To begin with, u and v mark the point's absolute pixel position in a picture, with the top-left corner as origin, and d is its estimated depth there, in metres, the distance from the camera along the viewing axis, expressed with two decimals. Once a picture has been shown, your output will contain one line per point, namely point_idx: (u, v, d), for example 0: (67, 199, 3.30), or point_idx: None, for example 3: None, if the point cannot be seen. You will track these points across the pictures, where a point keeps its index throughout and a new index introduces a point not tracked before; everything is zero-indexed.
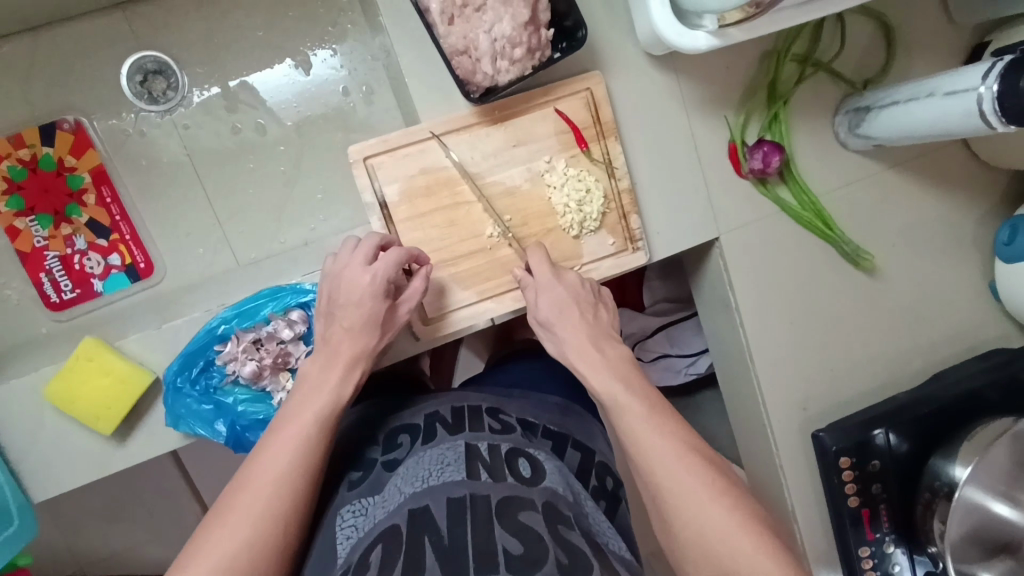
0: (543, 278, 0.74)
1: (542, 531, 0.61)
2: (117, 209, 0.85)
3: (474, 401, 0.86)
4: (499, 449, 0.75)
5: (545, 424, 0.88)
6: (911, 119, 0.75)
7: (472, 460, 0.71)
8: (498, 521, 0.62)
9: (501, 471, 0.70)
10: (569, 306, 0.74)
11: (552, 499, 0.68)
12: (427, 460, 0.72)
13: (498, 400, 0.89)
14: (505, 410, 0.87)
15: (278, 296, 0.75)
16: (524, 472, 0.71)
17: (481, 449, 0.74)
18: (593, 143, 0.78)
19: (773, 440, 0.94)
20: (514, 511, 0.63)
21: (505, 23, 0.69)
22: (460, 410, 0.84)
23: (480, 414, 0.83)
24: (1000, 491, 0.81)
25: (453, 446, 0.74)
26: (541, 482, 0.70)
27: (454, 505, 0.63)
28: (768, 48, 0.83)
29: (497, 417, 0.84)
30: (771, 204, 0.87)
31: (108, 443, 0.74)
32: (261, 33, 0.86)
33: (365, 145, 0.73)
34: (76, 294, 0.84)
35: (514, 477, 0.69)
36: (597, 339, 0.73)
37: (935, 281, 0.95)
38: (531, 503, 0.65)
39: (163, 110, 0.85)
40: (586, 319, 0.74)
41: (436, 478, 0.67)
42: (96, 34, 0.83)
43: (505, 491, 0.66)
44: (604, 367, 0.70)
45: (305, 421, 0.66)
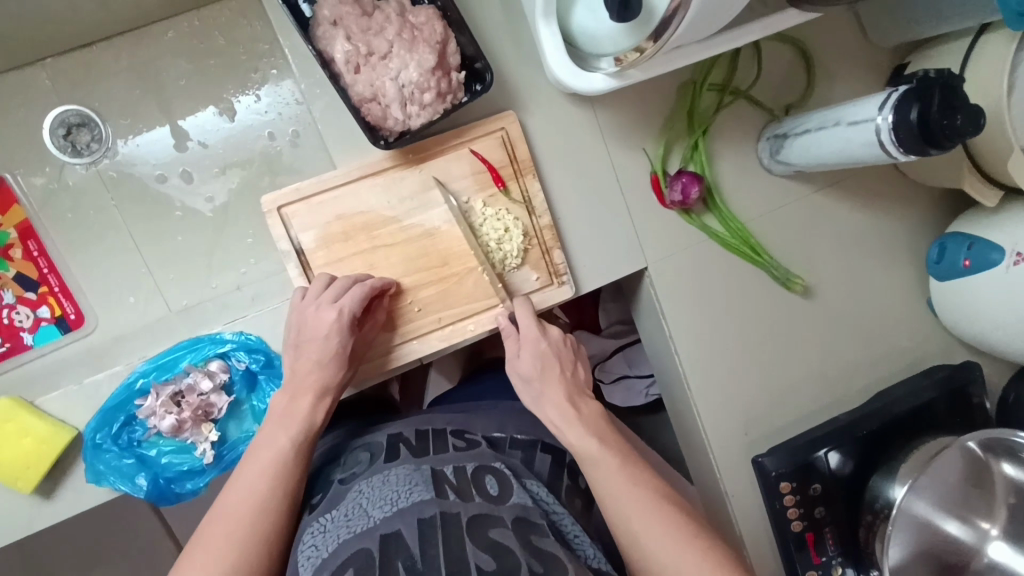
0: (524, 330, 0.76)
1: (514, 545, 0.61)
2: (44, 262, 0.85)
3: (438, 424, 0.86)
4: (465, 469, 0.74)
5: (514, 434, 0.88)
6: (823, 147, 0.75)
7: (438, 481, 0.69)
8: (469, 537, 0.61)
9: (468, 491, 0.69)
10: (551, 362, 0.77)
11: (523, 513, 0.67)
12: (392, 479, 0.70)
13: (462, 419, 0.89)
14: (471, 430, 0.87)
15: (197, 346, 0.74)
16: (493, 490, 0.71)
17: (447, 472, 0.73)
18: (510, 182, 0.79)
19: (715, 465, 0.94)
20: (486, 528, 0.63)
21: (410, 69, 0.70)
22: (425, 432, 0.83)
23: (445, 435, 0.83)
24: (951, 510, 0.83)
25: (419, 468, 0.72)
26: (511, 498, 0.70)
27: (425, 526, 0.61)
28: (686, 78, 0.84)
29: (461, 437, 0.83)
30: (698, 231, 0.87)
31: (31, 502, 0.73)
32: (184, 82, 0.86)
33: (278, 195, 0.74)
34: (5, 349, 0.84)
35: (482, 495, 0.69)
36: (574, 396, 0.77)
37: (871, 299, 0.95)
38: (501, 520, 0.65)
39: (87, 163, 0.86)
40: (565, 376, 0.77)
41: (404, 498, 0.65)
42: (17, 90, 0.83)
43: (475, 509, 0.65)
44: (580, 422, 0.74)
45: (275, 448, 0.68)
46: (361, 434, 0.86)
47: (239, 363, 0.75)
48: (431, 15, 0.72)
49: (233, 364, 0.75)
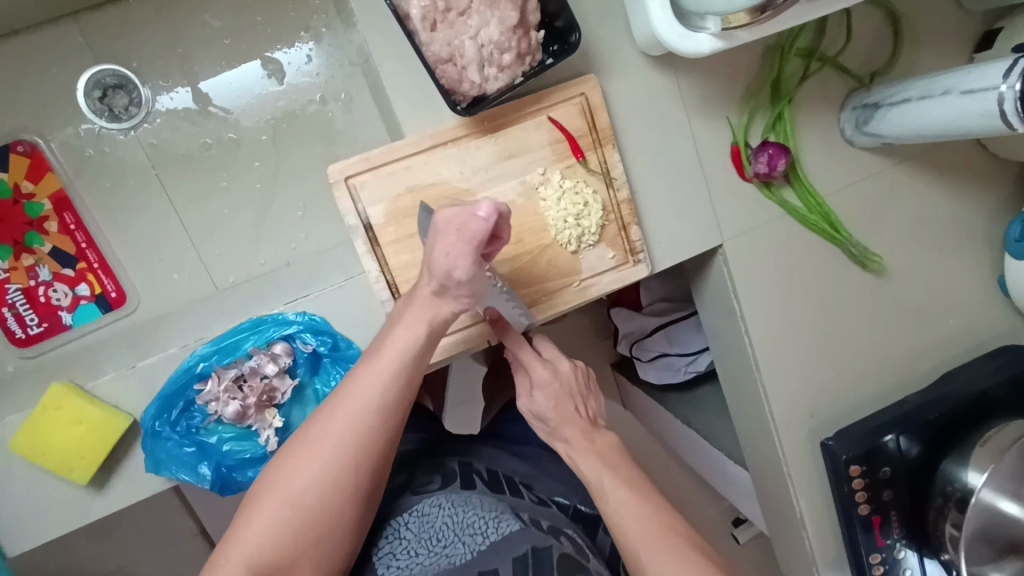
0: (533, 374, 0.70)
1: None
2: (82, 236, 0.79)
3: (507, 473, 0.83)
4: (540, 516, 0.70)
5: (577, 503, 0.84)
6: (924, 118, 0.71)
7: (523, 517, 0.66)
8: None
9: (552, 536, 0.66)
10: (563, 399, 0.70)
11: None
12: (475, 502, 0.67)
13: (529, 473, 0.86)
14: (536, 486, 0.83)
15: (260, 328, 0.70)
16: (569, 543, 0.67)
17: (525, 513, 0.70)
18: (589, 152, 0.74)
19: (780, 448, 0.91)
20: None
21: (492, 28, 0.64)
22: (496, 476, 0.79)
23: (517, 485, 0.80)
24: (1010, 490, 0.77)
25: (498, 502, 0.69)
26: (590, 559, 0.64)
27: (523, 565, 0.58)
28: (771, 43, 0.78)
29: (531, 491, 0.80)
30: (776, 207, 0.83)
31: (84, 493, 0.69)
32: (229, 40, 0.80)
33: (346, 164, 0.69)
34: (43, 328, 0.79)
35: (565, 544, 0.65)
36: (588, 435, 0.70)
37: (944, 279, 0.91)
38: (591, 573, 0.61)
39: (126, 128, 0.80)
40: (570, 409, 0.71)
41: (493, 530, 0.62)
42: (47, 46, 0.76)
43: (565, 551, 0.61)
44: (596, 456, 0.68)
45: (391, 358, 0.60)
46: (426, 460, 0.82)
47: (305, 345, 0.70)
48: None
49: (297, 347, 0.71)
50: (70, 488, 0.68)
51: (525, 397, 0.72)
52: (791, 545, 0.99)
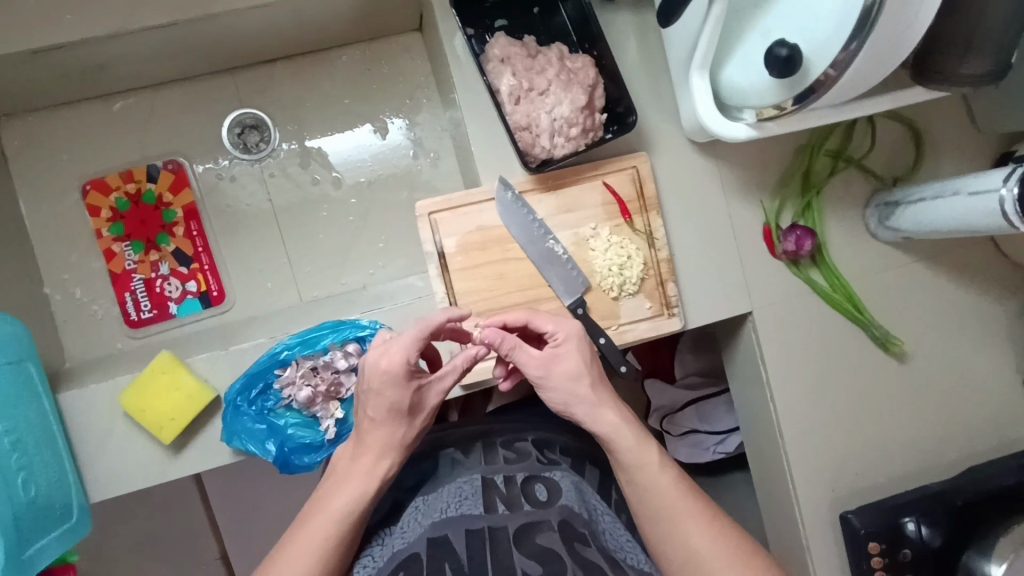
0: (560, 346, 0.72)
1: (559, 549, 0.66)
2: (201, 242, 0.94)
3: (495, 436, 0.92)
4: (515, 479, 0.79)
5: (566, 444, 0.93)
6: (939, 214, 0.80)
7: (488, 493, 0.76)
8: (517, 546, 0.66)
9: (517, 500, 0.74)
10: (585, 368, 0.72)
11: (569, 516, 0.72)
12: (447, 490, 0.77)
13: (512, 431, 0.93)
14: (521, 438, 0.92)
15: (339, 328, 0.81)
16: (541, 496, 0.76)
17: (498, 481, 0.79)
18: (636, 215, 0.85)
19: (799, 517, 0.93)
20: (533, 534, 0.68)
21: (564, 106, 0.79)
22: (478, 447, 0.89)
23: (494, 447, 0.88)
24: None
25: (470, 480, 0.79)
26: (559, 501, 0.75)
27: (473, 537, 0.68)
28: (803, 142, 0.90)
29: (510, 448, 0.88)
30: (804, 284, 0.91)
31: (164, 454, 0.79)
32: (346, 100, 0.98)
33: (430, 203, 0.82)
34: (153, 314, 0.93)
35: (531, 503, 0.74)
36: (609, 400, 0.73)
37: (968, 373, 0.96)
38: (549, 523, 0.70)
39: (254, 159, 0.96)
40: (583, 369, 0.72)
41: (454, 509, 0.73)
42: (207, 91, 0.95)
43: (521, 518, 0.70)
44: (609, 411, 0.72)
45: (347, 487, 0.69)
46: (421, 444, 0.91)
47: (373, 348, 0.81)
48: (587, 61, 0.81)
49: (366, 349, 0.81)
50: (153, 448, 0.78)
51: (544, 369, 0.71)
52: None
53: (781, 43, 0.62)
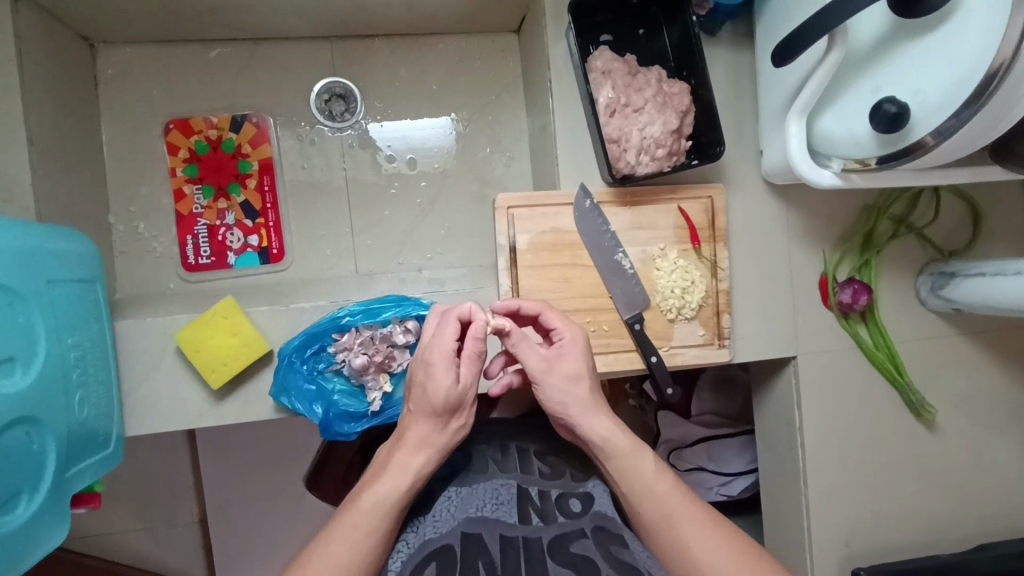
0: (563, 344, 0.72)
1: (593, 560, 0.65)
2: (270, 198, 0.95)
3: (526, 442, 0.88)
4: (549, 492, 0.76)
5: None
6: (998, 292, 0.82)
7: (522, 502, 0.73)
8: (551, 555, 0.65)
9: (551, 513, 0.72)
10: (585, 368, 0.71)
11: (603, 524, 0.70)
12: (480, 489, 0.75)
13: (546, 443, 0.88)
14: (556, 453, 0.86)
15: (403, 304, 0.81)
16: (575, 508, 0.73)
17: (532, 492, 0.76)
18: (704, 243, 0.87)
19: (811, 568, 0.94)
20: (568, 544, 0.67)
21: (656, 126, 0.81)
22: (510, 449, 0.85)
23: (529, 456, 0.84)
24: None
25: (505, 484, 0.76)
26: (593, 510, 0.73)
27: (507, 545, 0.66)
28: (869, 202, 0.93)
29: (545, 461, 0.83)
30: (850, 338, 0.93)
31: (208, 398, 0.78)
32: (435, 87, 1.00)
33: (511, 197, 0.83)
34: (211, 261, 0.93)
35: (565, 515, 0.71)
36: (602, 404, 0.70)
37: (992, 453, 0.97)
38: (582, 532, 0.69)
39: (336, 128, 0.97)
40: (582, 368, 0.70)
41: (488, 511, 0.70)
42: (303, 54, 0.97)
43: (555, 530, 0.68)
44: (598, 416, 0.69)
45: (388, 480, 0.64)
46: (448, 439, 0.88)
47: None
48: (684, 87, 0.83)
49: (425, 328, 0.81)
50: (199, 391, 0.78)
51: (545, 365, 0.69)
52: None
53: (891, 99, 0.65)
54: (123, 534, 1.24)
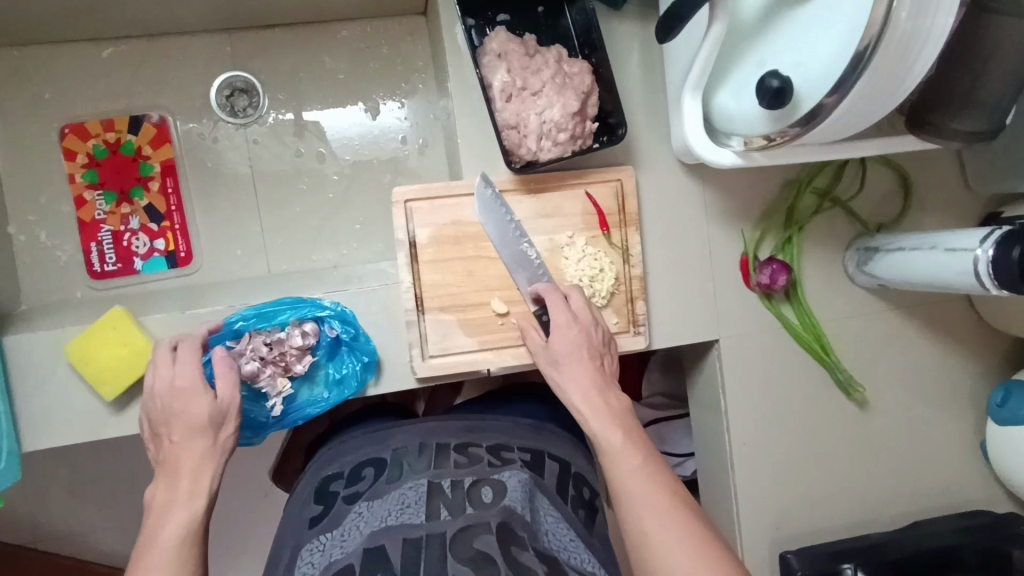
0: (560, 319, 0.73)
1: (494, 559, 0.63)
2: (175, 199, 0.94)
3: (443, 436, 0.86)
4: (461, 483, 0.75)
5: (517, 443, 0.88)
6: (914, 267, 0.79)
7: (431, 499, 0.72)
8: (451, 553, 0.64)
9: (459, 506, 0.71)
10: (581, 347, 0.72)
11: (509, 519, 0.68)
12: (390, 498, 0.74)
13: (471, 430, 0.88)
14: (478, 440, 0.86)
15: (299, 306, 0.80)
16: (486, 498, 0.72)
17: (444, 486, 0.75)
18: (614, 228, 0.85)
19: (741, 552, 0.93)
20: (469, 540, 0.65)
21: (555, 109, 0.77)
22: (428, 447, 0.84)
23: (449, 449, 0.84)
24: None
25: (415, 485, 0.76)
26: (502, 503, 0.71)
27: (409, 546, 0.65)
28: (792, 177, 0.90)
29: (464, 452, 0.83)
30: (774, 318, 0.91)
31: (107, 409, 0.77)
32: (341, 76, 0.97)
33: (408, 189, 0.81)
34: (117, 268, 0.91)
35: (473, 507, 0.71)
36: (601, 386, 0.70)
37: (925, 430, 0.95)
38: (488, 527, 0.67)
39: (239, 124, 0.96)
40: (595, 365, 0.72)
41: (394, 516, 0.69)
42: (202, 48, 0.94)
43: (460, 523, 0.67)
44: (607, 414, 0.67)
45: (180, 516, 0.61)
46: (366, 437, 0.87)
47: (330, 330, 0.80)
48: (585, 68, 0.80)
49: (324, 329, 0.80)
50: (95, 402, 0.77)
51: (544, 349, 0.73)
52: None
53: (774, 74, 0.62)
54: (74, 539, 1.25)
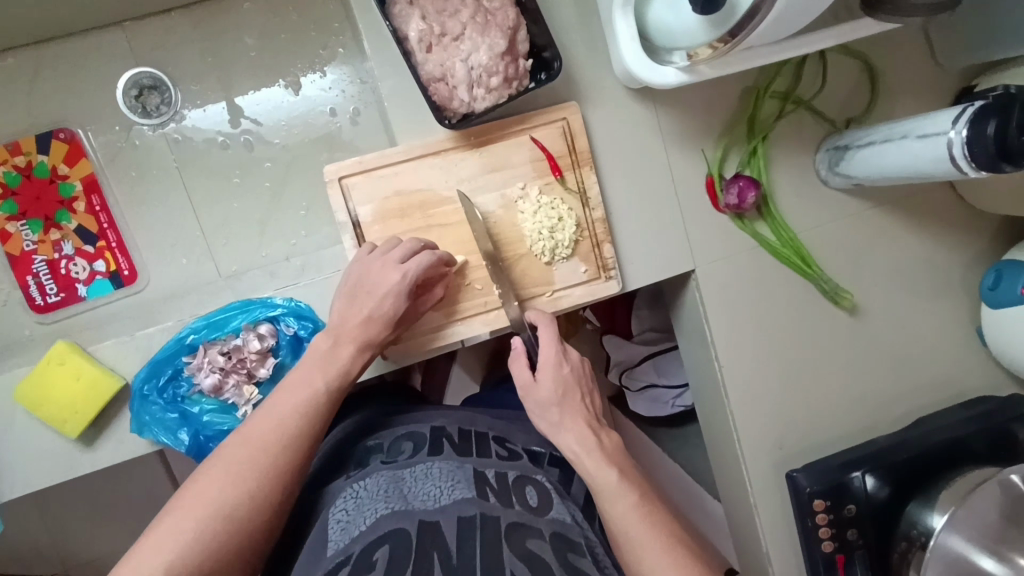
0: (547, 357, 0.72)
1: (550, 559, 0.60)
2: (105, 217, 0.88)
3: (481, 427, 0.84)
4: (506, 475, 0.73)
5: (552, 451, 0.85)
6: (887, 161, 0.74)
7: (480, 482, 0.69)
8: (506, 543, 0.60)
9: (509, 497, 0.68)
10: (569, 389, 0.73)
11: (561, 529, 0.66)
12: (435, 471, 0.70)
13: (503, 427, 0.86)
14: (512, 439, 0.85)
15: (249, 308, 0.77)
16: (532, 500, 0.69)
17: (489, 474, 0.72)
18: (567, 171, 0.80)
19: (748, 477, 0.92)
20: (522, 537, 0.62)
21: (481, 53, 0.71)
22: (467, 433, 0.81)
23: (487, 439, 0.81)
24: (986, 544, 0.74)
25: (461, 466, 0.72)
26: (550, 512, 0.68)
27: (465, 527, 0.61)
28: (749, 84, 0.84)
29: (503, 446, 0.81)
30: (749, 238, 0.87)
31: (75, 446, 0.75)
32: (254, 54, 0.92)
33: (341, 166, 0.76)
34: (60, 298, 0.86)
35: (523, 505, 0.68)
36: (594, 428, 0.72)
37: (919, 324, 0.92)
38: (539, 532, 0.64)
39: (154, 124, 0.91)
40: (586, 404, 0.73)
41: (447, 494, 0.65)
42: (100, 49, 0.89)
43: (513, 516, 0.65)
44: (601, 455, 0.70)
45: (220, 489, 0.63)
46: (392, 422, 0.84)
47: (287, 328, 0.76)
48: (505, 1, 0.73)
49: (281, 329, 0.77)
50: (59, 440, 0.74)
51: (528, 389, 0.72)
52: None
53: None
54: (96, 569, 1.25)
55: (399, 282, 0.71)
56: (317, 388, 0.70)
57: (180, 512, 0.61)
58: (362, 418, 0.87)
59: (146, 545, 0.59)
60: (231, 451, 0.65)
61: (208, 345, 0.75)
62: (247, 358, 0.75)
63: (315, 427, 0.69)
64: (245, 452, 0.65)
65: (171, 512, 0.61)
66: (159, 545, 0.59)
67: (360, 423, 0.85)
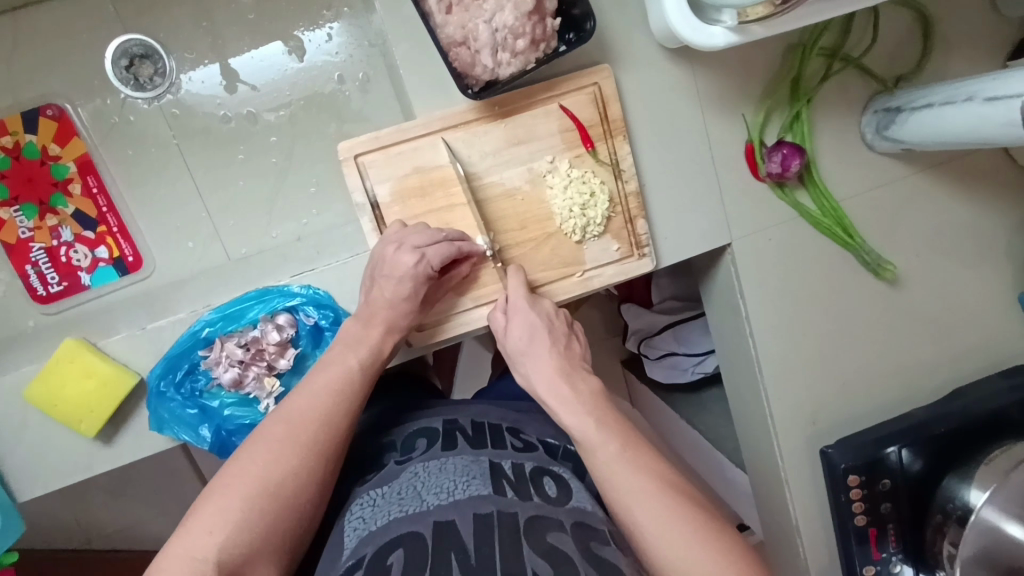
0: (517, 304, 0.71)
1: (573, 552, 0.56)
2: (103, 200, 0.83)
3: (494, 419, 0.82)
4: (522, 466, 0.71)
5: (567, 443, 0.82)
6: (946, 123, 0.69)
7: (496, 476, 0.67)
8: (526, 539, 0.57)
9: (526, 490, 0.66)
10: (537, 335, 0.70)
11: (583, 519, 0.62)
12: (450, 466, 0.68)
13: (517, 417, 0.84)
14: (525, 430, 0.82)
15: (265, 298, 0.73)
16: (551, 493, 0.67)
17: (505, 466, 0.70)
18: (599, 142, 0.74)
19: (778, 452, 0.90)
20: (542, 531, 0.58)
21: (506, 13, 0.63)
22: (481, 426, 0.80)
23: (501, 431, 0.79)
24: (1016, 513, 0.72)
25: (477, 459, 0.70)
26: (569, 501, 0.66)
27: (480, 521, 0.59)
28: (793, 41, 0.77)
29: (517, 437, 0.79)
30: (789, 208, 0.82)
31: (92, 446, 0.72)
32: (253, 16, 0.85)
33: (355, 143, 0.70)
34: (63, 287, 0.82)
35: (540, 496, 0.65)
36: (568, 372, 0.69)
37: (960, 292, 0.88)
38: (560, 523, 0.60)
39: (150, 97, 0.85)
40: (557, 350, 0.70)
41: (461, 491, 0.63)
42: (84, 15, 0.82)
43: (532, 510, 0.61)
44: (575, 402, 0.66)
45: (252, 477, 0.59)
46: (416, 417, 0.82)
47: (307, 318, 0.73)
48: None
49: (300, 319, 0.73)
50: (75, 438, 0.72)
51: (503, 336, 0.71)
52: (789, 557, 0.97)
53: None
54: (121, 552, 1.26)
55: (414, 267, 0.67)
56: (352, 373, 0.67)
57: (226, 492, 0.58)
58: (379, 412, 0.86)
59: (180, 532, 0.55)
60: (271, 429, 0.62)
61: (225, 338, 0.72)
62: (267, 349, 0.72)
63: (351, 407, 0.66)
64: (276, 432, 0.62)
65: (201, 505, 0.57)
66: (208, 526, 0.55)
67: (379, 419, 0.84)
